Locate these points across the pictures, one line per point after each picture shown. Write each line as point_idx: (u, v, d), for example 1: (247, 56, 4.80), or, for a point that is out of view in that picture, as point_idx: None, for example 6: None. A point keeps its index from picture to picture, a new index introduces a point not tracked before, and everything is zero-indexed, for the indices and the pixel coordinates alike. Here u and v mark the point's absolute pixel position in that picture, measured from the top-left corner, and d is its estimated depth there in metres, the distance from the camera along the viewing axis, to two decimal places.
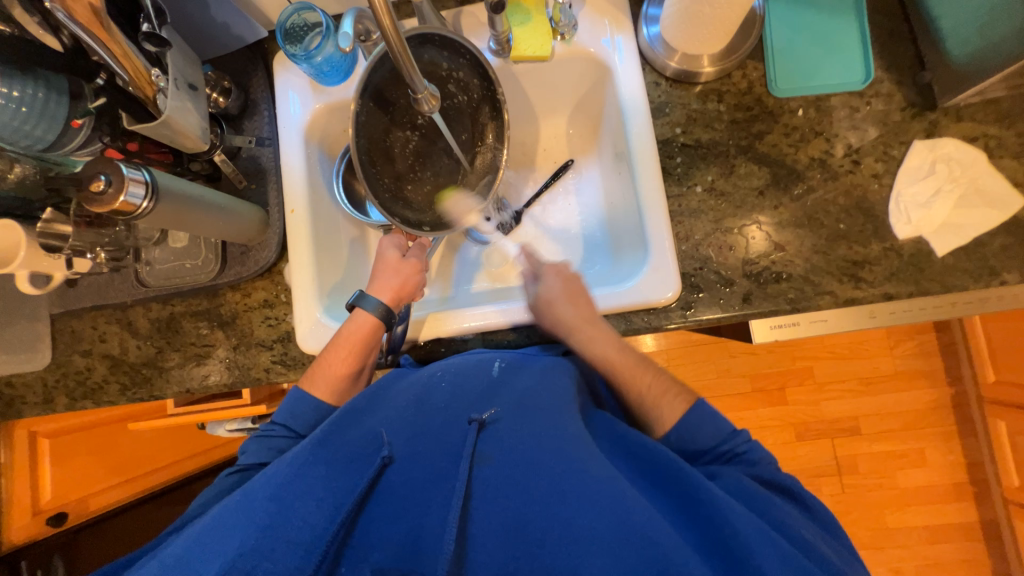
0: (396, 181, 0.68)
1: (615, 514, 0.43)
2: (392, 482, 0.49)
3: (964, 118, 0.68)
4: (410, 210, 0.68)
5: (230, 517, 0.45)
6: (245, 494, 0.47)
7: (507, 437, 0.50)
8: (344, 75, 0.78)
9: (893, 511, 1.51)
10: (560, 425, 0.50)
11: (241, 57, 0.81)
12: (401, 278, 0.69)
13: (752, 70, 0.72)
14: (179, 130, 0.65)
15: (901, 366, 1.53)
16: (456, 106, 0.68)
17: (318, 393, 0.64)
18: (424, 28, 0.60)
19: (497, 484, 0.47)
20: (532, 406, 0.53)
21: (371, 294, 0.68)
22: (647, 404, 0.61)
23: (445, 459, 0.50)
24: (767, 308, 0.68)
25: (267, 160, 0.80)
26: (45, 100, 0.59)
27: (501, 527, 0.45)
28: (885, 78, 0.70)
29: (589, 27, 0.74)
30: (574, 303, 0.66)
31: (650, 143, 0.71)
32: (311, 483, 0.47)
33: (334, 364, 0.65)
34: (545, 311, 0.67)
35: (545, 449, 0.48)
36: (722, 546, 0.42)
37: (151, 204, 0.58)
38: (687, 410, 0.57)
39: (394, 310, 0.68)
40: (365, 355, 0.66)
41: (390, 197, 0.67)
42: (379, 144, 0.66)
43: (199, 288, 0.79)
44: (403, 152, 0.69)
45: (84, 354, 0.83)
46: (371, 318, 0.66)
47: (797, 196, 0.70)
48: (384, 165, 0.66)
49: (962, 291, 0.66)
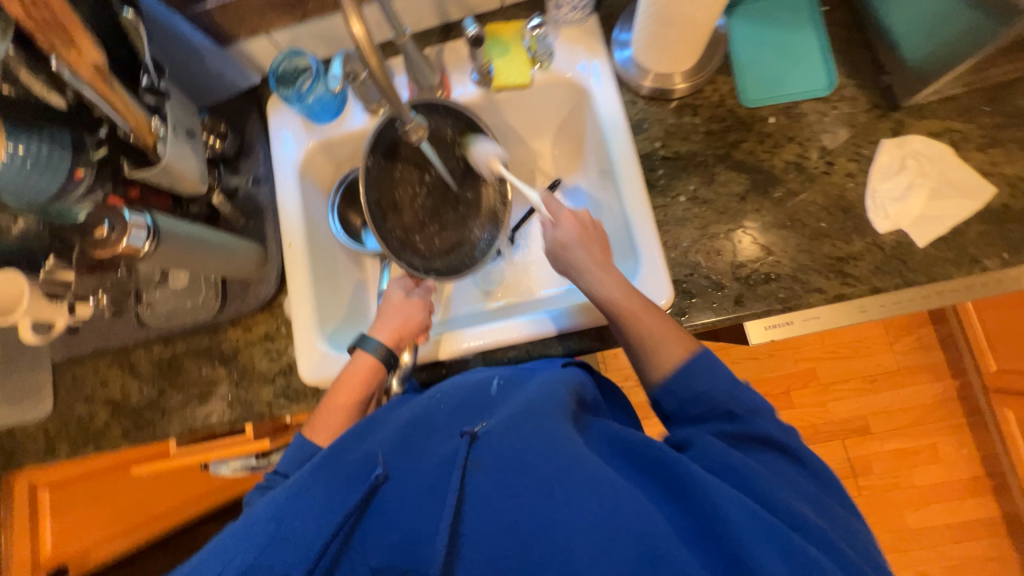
0: (405, 232, 0.75)
1: (604, 509, 0.43)
2: (387, 497, 0.48)
3: (927, 116, 0.72)
4: (417, 257, 0.75)
5: (234, 538, 0.46)
6: (246, 520, 0.47)
7: (500, 443, 0.48)
8: (335, 113, 0.82)
9: (913, 510, 1.48)
10: (549, 425, 0.49)
11: (235, 103, 0.85)
12: (401, 318, 0.71)
13: (723, 84, 0.76)
14: (178, 174, 0.69)
15: (903, 361, 1.53)
16: (461, 168, 0.78)
17: (321, 439, 0.64)
18: (427, 99, 0.69)
19: (489, 488, 0.46)
20: (524, 409, 0.51)
21: (371, 336, 0.69)
22: (650, 345, 0.59)
23: (437, 469, 0.48)
24: (760, 308, 0.69)
25: (264, 197, 0.83)
26: (49, 153, 0.60)
27: (493, 528, 0.44)
28: (849, 83, 0.74)
29: (566, 54, 0.78)
30: (586, 245, 0.65)
31: (632, 157, 0.74)
32: (309, 502, 0.47)
33: (336, 408, 0.65)
34: (560, 252, 0.66)
35: (534, 448, 0.47)
36: (708, 527, 0.42)
37: (153, 245, 0.59)
38: (687, 356, 0.57)
39: (394, 351, 0.70)
40: (367, 394, 0.66)
41: (399, 244, 0.74)
42: (388, 197, 0.73)
43: (200, 326, 0.80)
44: (411, 205, 0.77)
45: (86, 400, 0.83)
46: (371, 359, 0.67)
47: (777, 198, 0.72)
48: (394, 218, 0.74)
49: (947, 279, 0.68)
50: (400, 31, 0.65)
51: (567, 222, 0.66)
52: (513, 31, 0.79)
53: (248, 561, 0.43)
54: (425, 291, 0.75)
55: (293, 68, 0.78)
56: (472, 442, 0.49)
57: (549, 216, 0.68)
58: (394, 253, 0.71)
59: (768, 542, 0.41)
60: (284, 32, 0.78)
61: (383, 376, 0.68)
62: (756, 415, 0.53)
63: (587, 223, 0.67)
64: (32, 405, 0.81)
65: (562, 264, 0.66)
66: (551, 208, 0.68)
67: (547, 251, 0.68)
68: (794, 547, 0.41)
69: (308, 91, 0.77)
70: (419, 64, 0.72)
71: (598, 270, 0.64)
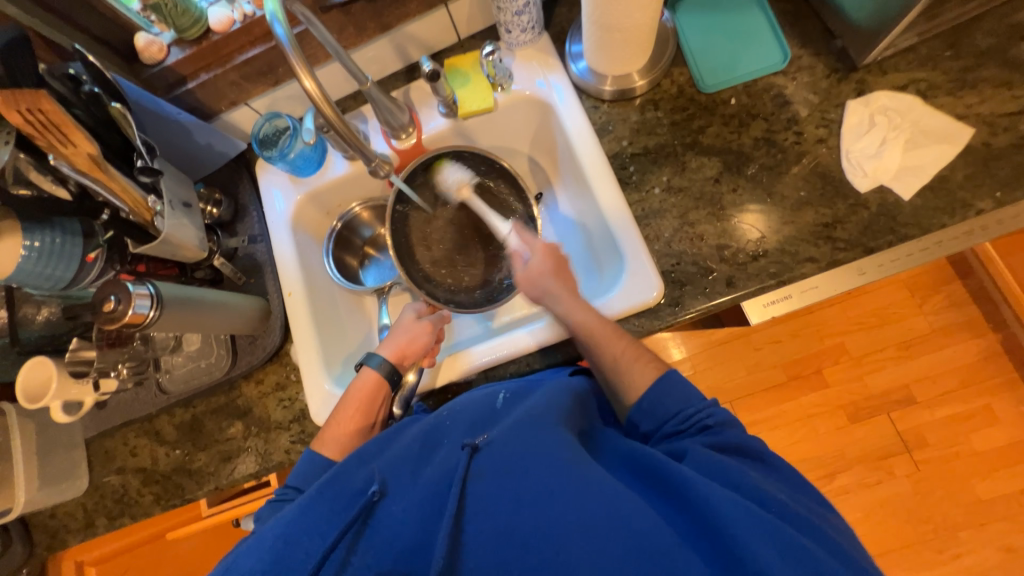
0: (434, 264, 0.84)
1: (603, 509, 0.43)
2: (387, 513, 0.49)
3: (888, 71, 0.72)
4: (444, 289, 0.82)
5: (243, 556, 0.47)
6: (256, 536, 0.49)
7: (500, 452, 0.49)
8: (317, 165, 0.86)
9: (981, 479, 1.38)
10: (549, 432, 0.50)
11: (226, 171, 0.90)
12: (409, 336, 0.72)
13: (679, 75, 0.78)
14: (179, 244, 0.74)
15: (936, 321, 1.46)
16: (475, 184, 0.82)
17: (328, 450, 0.65)
18: (459, 149, 0.77)
19: (488, 496, 0.46)
20: (526, 418, 0.52)
21: (377, 351, 0.71)
22: (622, 365, 0.61)
23: (439, 482, 0.49)
24: (754, 287, 0.68)
25: (261, 254, 0.87)
26: (62, 243, 0.67)
27: (493, 536, 0.44)
28: (803, 53, 0.75)
29: (524, 74, 0.81)
30: (558, 275, 0.67)
31: (600, 159, 0.75)
32: (314, 521, 0.48)
33: (343, 422, 0.66)
34: (532, 280, 0.67)
35: (533, 454, 0.48)
36: (704, 524, 0.42)
37: (157, 311, 0.63)
38: (658, 377, 0.59)
39: (399, 369, 0.71)
40: (372, 409, 0.68)
41: (423, 276, 0.82)
42: (415, 235, 0.83)
43: (215, 384, 0.83)
44: (441, 240, 0.85)
45: (118, 471, 0.86)
46: (375, 374, 0.68)
47: (752, 175, 0.72)
48: (421, 253, 0.83)
49: (942, 229, 0.66)
50: (362, 80, 0.68)
51: (538, 251, 0.68)
52: (471, 61, 0.82)
53: (253, 571, 0.45)
54: (437, 318, 0.74)
55: (273, 130, 0.84)
56: (474, 453, 0.50)
57: (522, 245, 0.70)
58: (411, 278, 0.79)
59: (769, 541, 0.40)
60: (261, 99, 0.84)
61: (387, 395, 0.69)
62: (736, 428, 0.54)
63: (560, 256, 0.68)
64: (69, 483, 0.84)
65: (536, 293, 0.67)
66: (523, 238, 0.71)
67: (522, 281, 0.68)
68: (794, 546, 0.40)
69: (289, 148, 0.81)
70: (386, 106, 0.75)
71: (573, 299, 0.65)
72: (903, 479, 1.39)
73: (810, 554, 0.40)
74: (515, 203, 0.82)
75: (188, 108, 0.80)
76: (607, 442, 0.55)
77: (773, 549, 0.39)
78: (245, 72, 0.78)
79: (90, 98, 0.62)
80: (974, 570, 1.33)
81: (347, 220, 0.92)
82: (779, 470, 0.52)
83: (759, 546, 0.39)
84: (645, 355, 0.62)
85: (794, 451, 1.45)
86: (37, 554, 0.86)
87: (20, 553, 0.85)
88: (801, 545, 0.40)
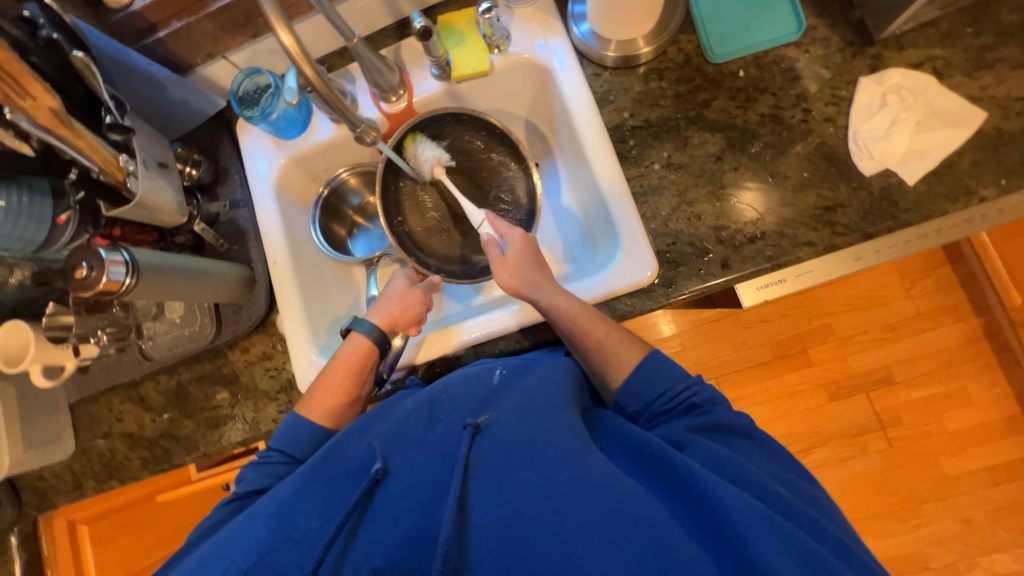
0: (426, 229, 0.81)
1: (609, 504, 0.43)
2: (387, 493, 0.49)
3: (905, 46, 0.69)
4: (432, 258, 0.79)
5: (236, 535, 0.47)
6: (249, 514, 0.49)
7: (504, 437, 0.50)
8: (302, 127, 0.82)
9: (948, 456, 1.44)
10: (553, 420, 0.51)
11: (206, 130, 0.85)
12: (401, 306, 0.70)
13: (687, 43, 0.74)
14: (156, 207, 0.70)
15: (923, 305, 1.48)
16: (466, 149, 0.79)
17: (316, 416, 0.65)
18: (458, 108, 0.73)
19: (491, 480, 0.47)
20: (527, 402, 0.53)
21: (366, 317, 0.69)
22: (608, 348, 0.61)
23: (441, 464, 0.49)
24: (749, 269, 0.67)
25: (244, 220, 0.83)
26: (30, 203, 0.64)
27: (495, 523, 0.45)
28: (819, 23, 0.71)
29: (522, 34, 0.76)
30: (538, 264, 0.66)
31: (600, 131, 0.72)
32: (312, 500, 0.48)
33: (331, 388, 0.66)
34: (512, 268, 0.65)
35: (538, 439, 0.49)
36: (712, 522, 0.42)
37: (134, 279, 0.61)
38: (643, 358, 0.60)
39: (389, 336, 0.70)
40: (360, 376, 0.67)
41: (412, 243, 0.78)
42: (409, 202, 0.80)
43: (200, 352, 0.82)
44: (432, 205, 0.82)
45: (105, 436, 0.85)
46: (364, 341, 0.67)
47: (756, 154, 0.70)
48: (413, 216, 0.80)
49: (943, 216, 0.65)
50: (347, 34, 0.63)
51: (515, 237, 0.68)
52: (466, 19, 0.77)
53: (249, 557, 0.44)
54: (428, 287, 0.73)
55: (254, 86, 0.78)
56: (475, 434, 0.50)
57: (497, 231, 0.69)
58: (404, 250, 0.75)
59: (776, 543, 0.40)
60: (240, 52, 0.78)
61: (376, 360, 0.68)
62: (745, 419, 0.56)
63: (537, 247, 0.68)
64: (55, 446, 0.84)
65: (517, 279, 0.64)
66: (500, 226, 0.69)
67: (499, 264, 0.66)
68: (798, 544, 0.41)
69: (271, 107, 0.76)
70: (374, 65, 0.70)
71: (553, 287, 0.65)
72: (876, 454, 1.45)
73: (812, 553, 0.40)
74: (510, 167, 0.79)
75: (160, 59, 0.74)
76: (606, 425, 0.56)
77: (780, 548, 0.40)
78: (221, 22, 0.72)
79: (48, 44, 0.57)
80: (933, 538, 1.41)
81: (334, 186, 0.88)
82: (765, 446, 0.54)
83: (764, 544, 0.40)
84: (629, 337, 0.63)
85: (775, 426, 1.49)
86: (27, 514, 0.86)
87: (10, 512, 0.85)
88: (804, 542, 0.41)
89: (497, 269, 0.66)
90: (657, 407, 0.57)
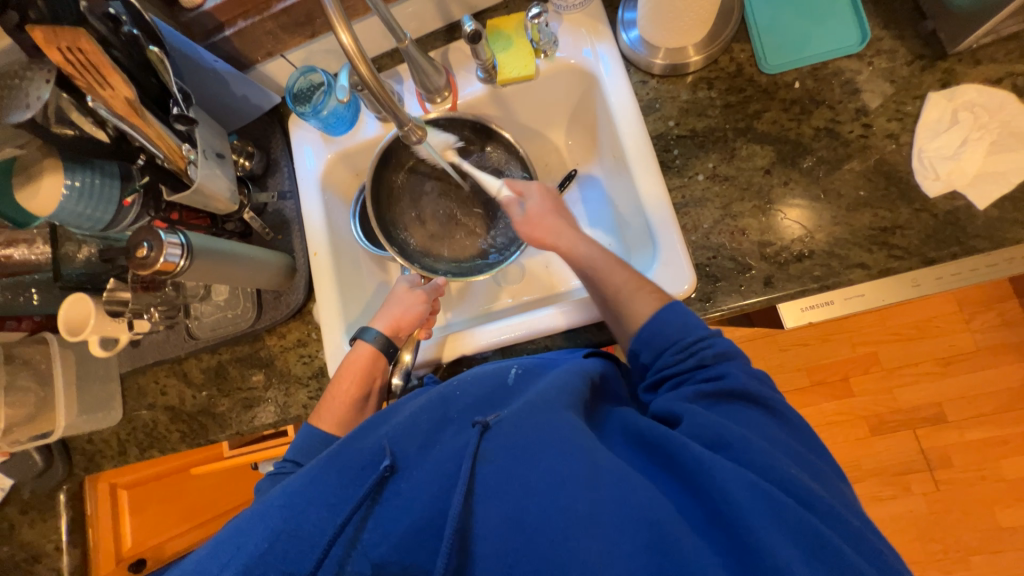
0: (430, 238, 0.83)
1: (618, 500, 0.42)
2: (397, 489, 0.49)
3: (981, 61, 0.65)
4: (442, 261, 0.82)
5: (249, 522, 0.47)
6: (262, 502, 0.49)
7: (514, 435, 0.48)
8: (350, 124, 0.84)
9: (1004, 507, 1.32)
10: (562, 416, 0.49)
11: (260, 124, 0.90)
12: (403, 308, 0.73)
13: (740, 52, 0.71)
14: (211, 194, 0.73)
15: (984, 340, 1.37)
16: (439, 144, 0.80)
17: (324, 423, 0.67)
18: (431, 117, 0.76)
19: (500, 478, 0.46)
20: (538, 400, 0.51)
21: (371, 325, 0.72)
22: (622, 298, 0.61)
23: (450, 460, 0.49)
24: (794, 289, 0.64)
25: (290, 211, 0.87)
26: (101, 184, 0.68)
27: (502, 520, 0.44)
28: (885, 35, 0.68)
29: (570, 40, 0.76)
30: (559, 213, 0.71)
31: (644, 139, 0.70)
32: (322, 490, 0.48)
33: (339, 394, 0.68)
34: (535, 222, 0.70)
35: (545, 437, 0.47)
36: (718, 515, 0.41)
37: (187, 262, 0.64)
38: (661, 305, 0.58)
39: (394, 341, 0.72)
40: (367, 382, 0.69)
41: (420, 252, 0.82)
42: (406, 211, 0.82)
43: (241, 334, 0.85)
44: (433, 212, 0.83)
45: (149, 408, 0.90)
46: (370, 347, 0.70)
47: (807, 169, 0.67)
48: (415, 229, 0.82)
49: (1016, 245, 0.60)
50: (400, 37, 0.64)
51: (534, 193, 0.71)
52: (514, 23, 0.77)
53: (258, 548, 0.44)
54: (430, 289, 0.75)
55: (308, 84, 0.82)
56: (484, 432, 0.50)
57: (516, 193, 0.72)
58: (408, 260, 0.79)
59: (787, 537, 0.38)
60: (298, 51, 0.82)
61: (385, 366, 0.71)
62: None
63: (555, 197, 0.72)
64: (105, 413, 0.89)
65: (542, 231, 0.69)
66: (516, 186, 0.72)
67: (521, 223, 0.71)
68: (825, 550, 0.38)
69: (322, 104, 0.79)
70: (422, 66, 0.71)
71: (576, 234, 0.68)
72: (921, 497, 1.35)
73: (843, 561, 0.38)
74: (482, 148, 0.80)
75: (225, 56, 0.78)
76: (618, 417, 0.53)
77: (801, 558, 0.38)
78: (283, 22, 0.76)
79: (129, 39, 0.61)
80: None
81: None
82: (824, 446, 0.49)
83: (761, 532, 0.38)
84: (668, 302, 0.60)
85: None
86: (75, 475, 0.92)
87: (60, 471, 0.91)
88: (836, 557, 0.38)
89: (520, 227, 0.71)
90: (668, 356, 0.54)
